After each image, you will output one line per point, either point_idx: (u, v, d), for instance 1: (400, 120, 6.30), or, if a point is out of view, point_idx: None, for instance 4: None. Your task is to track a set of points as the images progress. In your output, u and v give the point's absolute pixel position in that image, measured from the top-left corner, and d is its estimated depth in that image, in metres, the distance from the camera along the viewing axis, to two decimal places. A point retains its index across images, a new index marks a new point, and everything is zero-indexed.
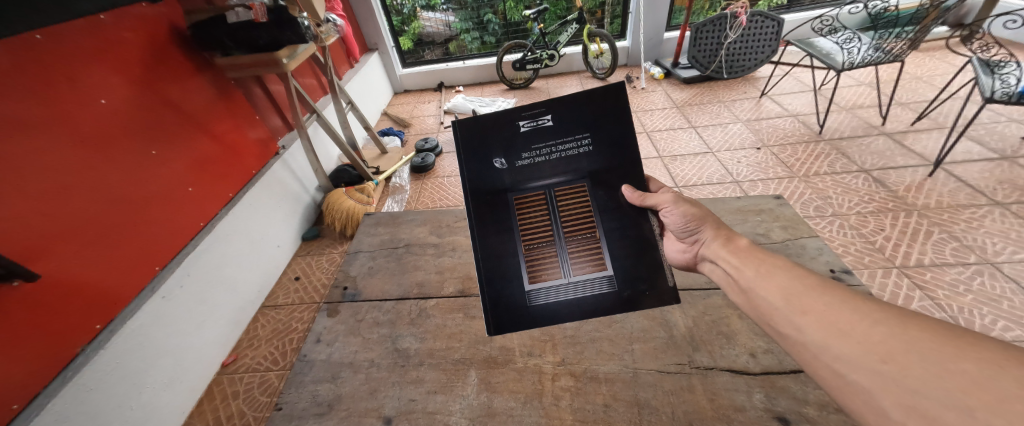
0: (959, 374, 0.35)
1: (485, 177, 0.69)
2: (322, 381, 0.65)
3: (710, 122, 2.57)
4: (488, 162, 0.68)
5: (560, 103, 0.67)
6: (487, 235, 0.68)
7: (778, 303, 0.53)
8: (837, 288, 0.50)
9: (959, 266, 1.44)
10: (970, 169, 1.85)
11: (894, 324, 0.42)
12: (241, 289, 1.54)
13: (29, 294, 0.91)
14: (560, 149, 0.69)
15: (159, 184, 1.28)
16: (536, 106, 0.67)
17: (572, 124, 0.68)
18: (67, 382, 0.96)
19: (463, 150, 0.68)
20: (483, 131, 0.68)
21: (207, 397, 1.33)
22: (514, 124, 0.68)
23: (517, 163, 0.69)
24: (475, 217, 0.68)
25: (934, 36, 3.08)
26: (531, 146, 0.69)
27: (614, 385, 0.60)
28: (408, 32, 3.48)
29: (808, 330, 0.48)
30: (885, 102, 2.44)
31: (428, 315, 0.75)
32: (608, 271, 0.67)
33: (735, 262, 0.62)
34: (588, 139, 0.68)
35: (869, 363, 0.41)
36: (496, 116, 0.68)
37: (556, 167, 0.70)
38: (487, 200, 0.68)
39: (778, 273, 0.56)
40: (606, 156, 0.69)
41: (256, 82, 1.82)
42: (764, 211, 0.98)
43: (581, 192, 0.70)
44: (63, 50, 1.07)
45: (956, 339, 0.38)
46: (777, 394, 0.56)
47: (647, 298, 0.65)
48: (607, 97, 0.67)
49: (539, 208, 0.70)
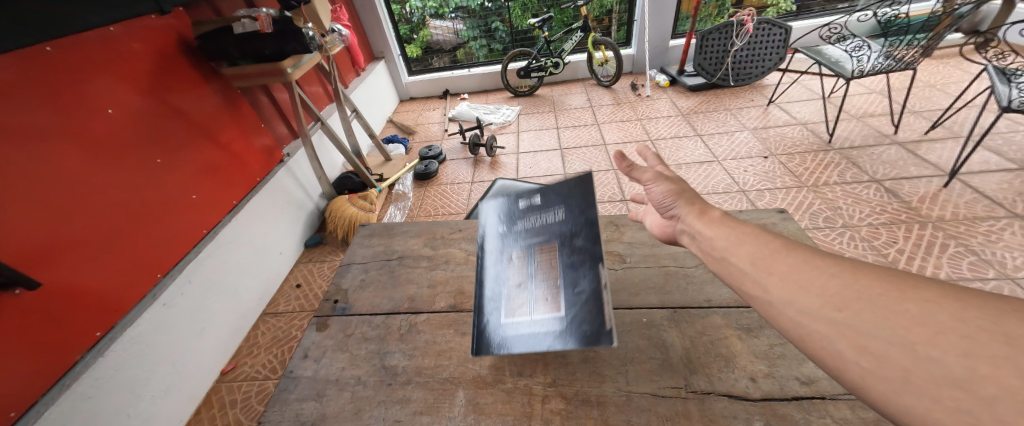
0: (902, 315, 0.34)
1: (489, 240, 0.78)
2: (307, 398, 0.64)
3: (716, 131, 2.54)
4: (493, 228, 0.79)
5: (547, 185, 0.77)
6: (481, 285, 0.72)
7: (745, 268, 0.48)
8: (799, 248, 0.46)
9: (977, 282, 1.38)
10: (987, 180, 1.79)
11: (848, 275, 0.40)
12: (242, 296, 1.55)
13: (31, 301, 0.92)
14: (544, 218, 0.74)
15: (165, 192, 1.29)
16: (531, 190, 0.79)
17: (555, 198, 0.74)
18: (65, 390, 0.96)
19: (480, 221, 0.82)
20: (495, 207, 0.82)
21: (205, 405, 1.33)
22: (516, 201, 0.80)
23: (514, 228, 0.77)
24: (479, 271, 0.75)
25: (948, 43, 3.01)
26: (525, 216, 0.77)
27: (606, 409, 0.57)
28: (416, 40, 3.52)
29: (774, 289, 0.43)
30: (897, 111, 2.38)
31: (418, 331, 0.74)
32: (561, 312, 0.61)
33: (708, 233, 0.55)
34: (563, 208, 0.72)
35: (825, 312, 0.38)
36: (502, 197, 0.82)
37: (540, 231, 0.73)
38: (488, 257, 0.76)
39: (744, 238, 0.51)
40: (578, 217, 0.69)
41: (263, 91, 1.86)
42: (766, 225, 0.95)
43: (552, 250, 0.69)
44: (74, 63, 1.09)
45: (902, 283, 0.37)
46: (778, 422, 0.53)
47: (602, 337, 0.54)
48: (583, 177, 0.72)
49: (520, 262, 0.72)
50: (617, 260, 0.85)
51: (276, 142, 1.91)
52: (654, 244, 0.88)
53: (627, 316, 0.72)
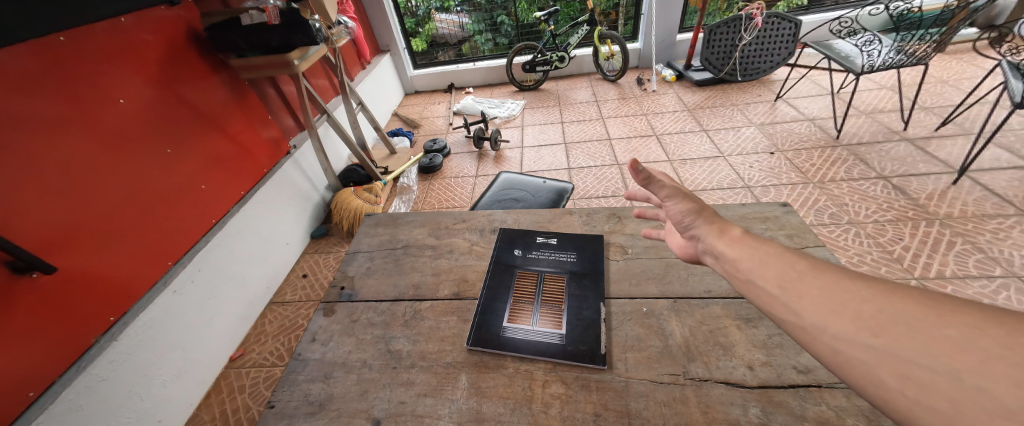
0: (944, 340, 0.32)
1: (503, 257, 0.86)
2: (315, 380, 0.66)
3: (722, 126, 2.52)
4: (509, 250, 0.88)
5: (564, 235, 0.91)
6: (490, 291, 0.77)
7: (772, 291, 0.46)
8: (830, 270, 0.45)
9: (983, 279, 1.37)
10: (998, 177, 1.77)
11: (880, 298, 0.38)
12: (250, 285, 1.58)
13: (47, 285, 0.95)
14: (557, 255, 0.85)
15: (174, 181, 1.32)
16: (550, 233, 0.92)
17: (568, 244, 0.88)
18: (81, 371, 0.99)
19: (499, 241, 0.91)
20: (514, 235, 0.92)
21: (215, 390, 1.37)
22: (534, 236, 0.91)
23: (527, 254, 0.86)
24: (487, 278, 0.81)
25: (962, 38, 2.96)
26: (540, 248, 0.87)
27: (605, 394, 0.58)
28: (422, 34, 3.51)
29: (803, 312, 0.42)
30: (907, 107, 2.35)
31: (422, 317, 0.75)
32: (562, 330, 0.68)
33: (732, 255, 0.54)
34: (575, 253, 0.85)
35: (858, 337, 0.37)
36: (523, 231, 0.93)
37: (550, 263, 0.83)
38: (499, 269, 0.82)
39: (771, 261, 0.50)
40: (586, 264, 0.81)
41: (270, 83, 1.87)
42: (770, 218, 0.90)
43: (559, 281, 0.77)
44: (86, 52, 1.11)
45: (941, 306, 0.35)
46: (775, 408, 0.54)
47: (595, 357, 0.63)
48: (595, 236, 0.90)
49: (528, 284, 0.78)
50: (619, 251, 0.86)
51: (283, 134, 1.93)
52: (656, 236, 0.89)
53: (627, 306, 0.73)
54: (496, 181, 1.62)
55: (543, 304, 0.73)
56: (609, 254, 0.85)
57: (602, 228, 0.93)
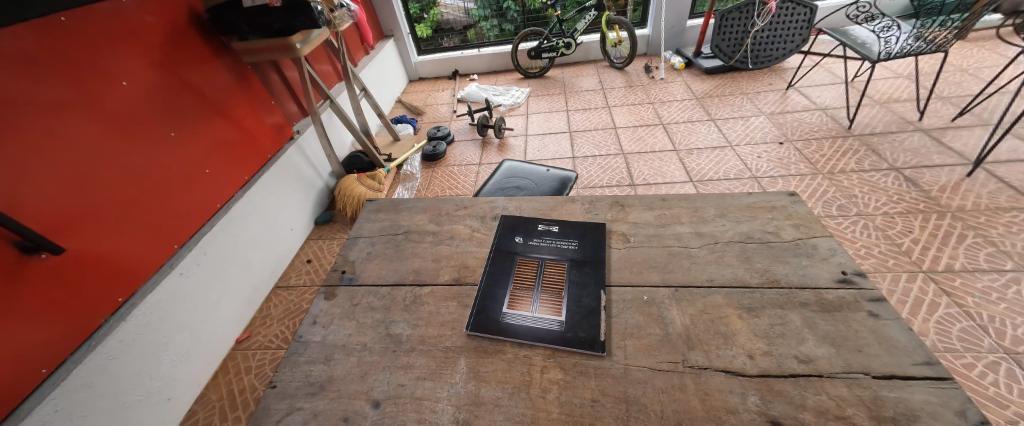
0: None
1: (505, 245, 0.85)
2: (315, 361, 0.67)
3: (731, 115, 2.47)
4: (511, 238, 0.87)
5: (565, 222, 0.90)
6: (492, 279, 0.77)
7: None
8: None
9: (994, 273, 1.35)
10: (1015, 169, 1.72)
11: None
12: (255, 269, 1.60)
13: (55, 265, 0.96)
14: (557, 243, 0.84)
15: (179, 165, 1.32)
16: (551, 221, 0.91)
17: (569, 232, 0.87)
18: (92, 350, 1.01)
19: (500, 229, 0.90)
20: (516, 223, 0.91)
21: (222, 370, 1.41)
22: (535, 224, 0.91)
23: (528, 241, 0.86)
24: (489, 265, 0.80)
25: (985, 24, 2.84)
26: (541, 236, 0.87)
27: (603, 380, 0.59)
28: (426, 19, 3.45)
29: None
30: (924, 96, 2.28)
31: (422, 303, 0.76)
32: (561, 317, 0.68)
33: None
34: (576, 241, 0.84)
35: None
36: (525, 218, 0.93)
37: (551, 250, 0.82)
38: (500, 256, 0.82)
39: None
40: (587, 253, 0.81)
41: (273, 69, 1.86)
42: (776, 208, 0.88)
43: (560, 269, 0.77)
44: (87, 33, 1.10)
45: None
46: (773, 397, 0.53)
47: (595, 343, 0.63)
48: (596, 225, 0.88)
49: (528, 271, 0.77)
50: (620, 240, 0.85)
51: (286, 120, 1.93)
52: (658, 225, 0.88)
53: (628, 294, 0.72)
54: (498, 170, 1.61)
55: (544, 290, 0.73)
56: (611, 242, 0.85)
57: (604, 217, 0.92)
